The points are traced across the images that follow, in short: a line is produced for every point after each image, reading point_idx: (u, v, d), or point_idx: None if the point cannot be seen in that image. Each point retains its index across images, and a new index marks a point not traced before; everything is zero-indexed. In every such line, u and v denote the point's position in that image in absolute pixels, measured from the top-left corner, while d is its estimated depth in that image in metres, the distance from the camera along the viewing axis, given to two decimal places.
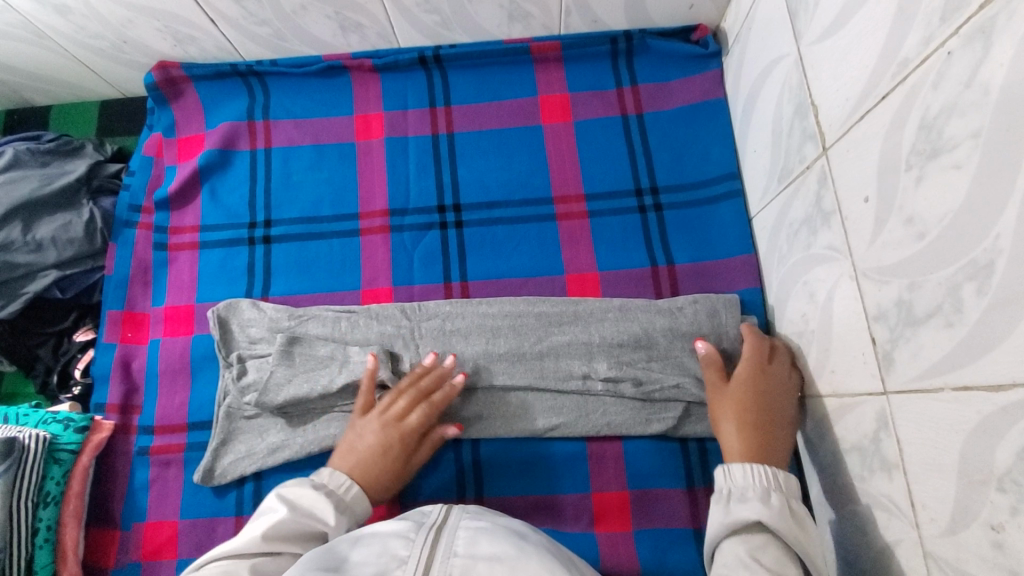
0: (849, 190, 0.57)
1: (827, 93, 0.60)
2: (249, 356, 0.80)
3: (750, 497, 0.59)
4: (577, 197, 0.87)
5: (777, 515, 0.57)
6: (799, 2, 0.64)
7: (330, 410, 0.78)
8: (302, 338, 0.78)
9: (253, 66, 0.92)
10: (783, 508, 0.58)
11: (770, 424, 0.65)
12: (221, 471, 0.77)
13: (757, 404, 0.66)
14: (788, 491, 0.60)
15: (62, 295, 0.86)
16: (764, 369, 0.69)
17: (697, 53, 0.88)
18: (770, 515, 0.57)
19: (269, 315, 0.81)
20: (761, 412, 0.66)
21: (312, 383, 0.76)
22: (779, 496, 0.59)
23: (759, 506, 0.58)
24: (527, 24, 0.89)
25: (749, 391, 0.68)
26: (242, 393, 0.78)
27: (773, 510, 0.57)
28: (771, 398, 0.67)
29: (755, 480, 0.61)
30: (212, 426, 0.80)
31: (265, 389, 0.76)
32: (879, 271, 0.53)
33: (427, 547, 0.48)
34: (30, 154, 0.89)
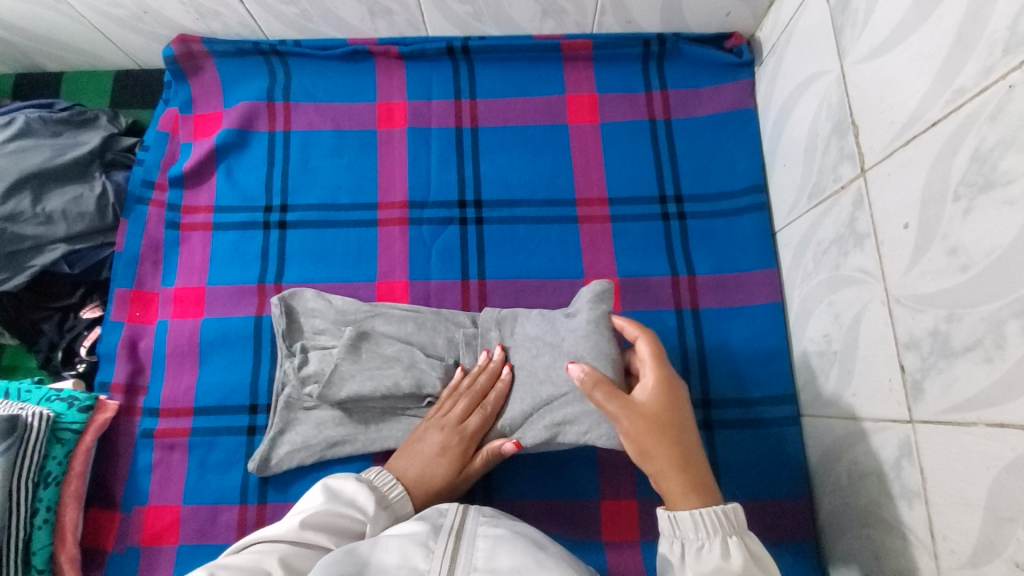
0: (886, 215, 0.57)
1: (870, 113, 0.59)
2: (312, 347, 0.78)
3: (709, 556, 0.51)
4: (601, 200, 0.86)
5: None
6: (846, 18, 0.63)
7: (393, 410, 0.76)
8: (369, 334, 0.77)
9: (276, 45, 0.90)
10: (741, 562, 0.50)
11: (684, 436, 0.58)
12: (276, 461, 0.75)
13: (665, 418, 0.59)
14: (739, 526, 0.53)
15: (70, 270, 0.83)
16: (670, 382, 0.62)
17: (731, 61, 0.87)
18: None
19: (336, 306, 0.79)
20: (672, 426, 0.59)
21: (376, 381, 0.73)
22: (739, 543, 0.51)
23: (723, 569, 0.49)
24: (559, 20, 0.87)
25: (657, 408, 0.59)
26: (304, 378, 0.76)
27: (746, 572, 0.49)
28: (684, 408, 0.61)
29: (712, 526, 0.52)
30: (244, 412, 0.79)
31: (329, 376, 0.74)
32: (914, 299, 0.53)
33: (447, 560, 0.48)
34: (41, 122, 0.86)
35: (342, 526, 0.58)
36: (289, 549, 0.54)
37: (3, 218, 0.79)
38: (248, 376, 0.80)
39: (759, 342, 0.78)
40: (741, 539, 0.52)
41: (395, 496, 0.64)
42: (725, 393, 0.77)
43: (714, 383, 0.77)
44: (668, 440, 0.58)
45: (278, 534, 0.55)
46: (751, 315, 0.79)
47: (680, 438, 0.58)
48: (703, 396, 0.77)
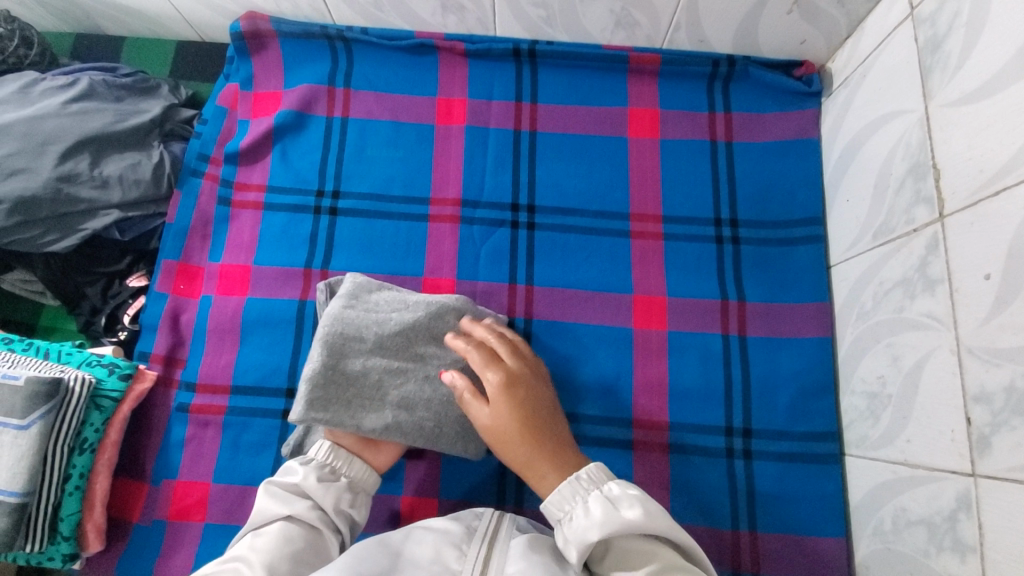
0: (964, 263, 0.56)
1: (953, 158, 0.59)
2: (343, 325, 0.70)
3: (577, 518, 0.53)
4: (654, 216, 0.85)
5: (610, 519, 0.51)
6: (935, 60, 0.62)
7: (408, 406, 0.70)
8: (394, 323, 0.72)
9: (343, 30, 0.90)
10: (604, 513, 0.51)
11: (548, 429, 0.62)
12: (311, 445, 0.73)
13: (523, 420, 0.62)
14: (597, 480, 0.55)
15: (121, 236, 0.83)
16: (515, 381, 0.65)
17: (799, 89, 0.86)
18: (608, 524, 0.50)
19: (364, 288, 0.74)
20: (541, 423, 0.63)
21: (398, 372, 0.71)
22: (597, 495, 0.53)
23: (591, 522, 0.51)
24: (631, 33, 0.87)
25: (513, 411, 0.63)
26: (358, 350, 0.70)
27: (605, 517, 0.51)
28: (540, 406, 0.64)
29: (572, 494, 0.55)
30: (281, 396, 0.78)
31: (384, 350, 0.71)
32: (990, 352, 0.52)
33: (479, 563, 0.51)
34: (105, 86, 0.86)
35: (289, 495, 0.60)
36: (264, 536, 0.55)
37: (59, 178, 0.78)
38: (286, 360, 0.79)
39: (805, 376, 0.77)
40: (602, 491, 0.54)
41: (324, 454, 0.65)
42: (767, 425, 0.76)
43: (757, 413, 0.77)
44: (534, 440, 0.61)
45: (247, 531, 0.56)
46: (799, 347, 0.78)
47: (540, 433, 0.62)
48: (744, 425, 0.76)
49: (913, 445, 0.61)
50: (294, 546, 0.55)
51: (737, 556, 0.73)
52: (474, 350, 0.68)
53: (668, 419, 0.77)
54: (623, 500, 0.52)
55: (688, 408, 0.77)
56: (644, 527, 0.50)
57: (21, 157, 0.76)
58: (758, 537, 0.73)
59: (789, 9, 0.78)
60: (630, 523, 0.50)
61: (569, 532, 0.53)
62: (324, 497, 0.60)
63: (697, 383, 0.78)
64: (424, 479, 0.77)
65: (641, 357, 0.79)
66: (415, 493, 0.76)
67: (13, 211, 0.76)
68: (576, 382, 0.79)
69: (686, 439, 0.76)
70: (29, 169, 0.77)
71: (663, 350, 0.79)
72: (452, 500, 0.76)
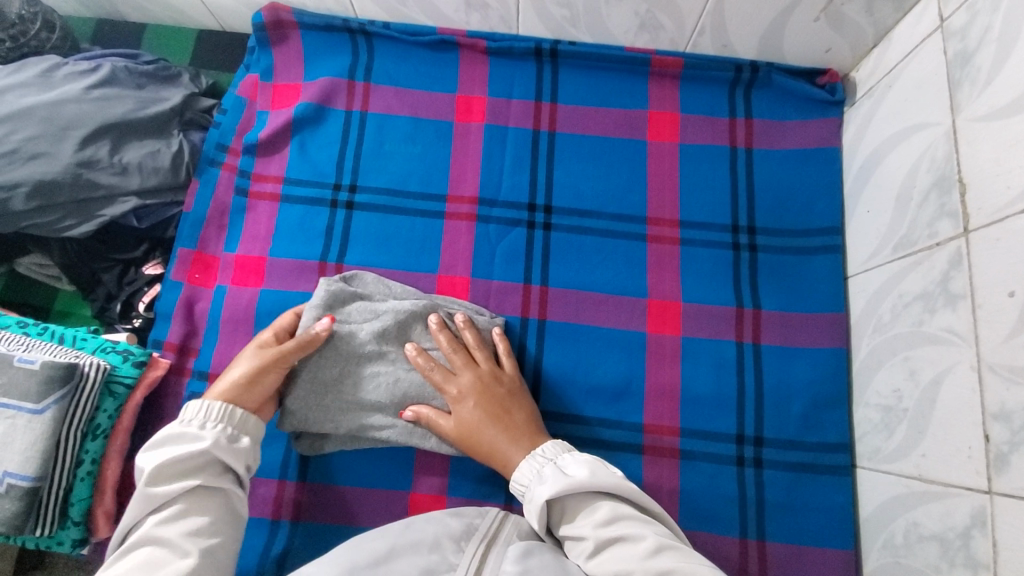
0: (986, 279, 0.56)
1: (979, 173, 0.58)
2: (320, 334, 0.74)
3: (535, 486, 0.60)
4: (672, 221, 0.85)
5: (560, 479, 0.58)
6: (964, 73, 0.62)
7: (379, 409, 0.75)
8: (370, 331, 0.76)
9: (365, 24, 0.90)
10: (555, 475, 0.58)
11: (512, 415, 0.71)
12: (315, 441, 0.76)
13: (488, 408, 0.71)
14: (553, 454, 0.63)
15: (138, 224, 0.83)
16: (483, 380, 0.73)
17: (822, 98, 0.86)
18: (560, 485, 0.57)
19: (339, 294, 0.76)
20: (500, 410, 0.71)
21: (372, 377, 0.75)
22: (551, 464, 0.61)
23: (544, 484, 0.58)
24: (655, 35, 0.86)
25: (479, 403, 0.72)
26: (334, 358, 0.75)
27: (558, 479, 0.58)
28: (508, 395, 0.73)
29: (531, 469, 0.62)
30: None
31: (358, 357, 0.76)
32: (1010, 370, 0.52)
33: (477, 559, 0.53)
34: (127, 73, 0.86)
35: (192, 461, 0.58)
36: (170, 513, 0.56)
37: (79, 164, 0.78)
38: None
39: (819, 387, 0.77)
40: (557, 462, 0.61)
41: (208, 416, 0.62)
42: (780, 434, 0.76)
43: (770, 422, 0.76)
44: (505, 430, 0.70)
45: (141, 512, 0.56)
46: (814, 358, 0.78)
47: (504, 419, 0.71)
48: (756, 434, 0.76)
49: (928, 460, 0.61)
50: (207, 515, 0.57)
51: (743, 564, 0.73)
52: (435, 366, 0.75)
53: (680, 424, 0.77)
54: (574, 465, 0.60)
55: (700, 415, 0.77)
56: (591, 482, 0.56)
57: (42, 142, 0.77)
58: (765, 546, 0.73)
59: (816, 16, 0.77)
60: (576, 480, 0.57)
61: (530, 501, 0.59)
62: (235, 462, 0.61)
63: (710, 390, 0.78)
64: (433, 477, 0.77)
65: (654, 362, 0.79)
66: (423, 490, 0.76)
67: (33, 195, 0.76)
68: (588, 385, 0.79)
69: (697, 446, 0.76)
70: (49, 154, 0.77)
71: (677, 355, 0.79)
72: (460, 498, 0.76)
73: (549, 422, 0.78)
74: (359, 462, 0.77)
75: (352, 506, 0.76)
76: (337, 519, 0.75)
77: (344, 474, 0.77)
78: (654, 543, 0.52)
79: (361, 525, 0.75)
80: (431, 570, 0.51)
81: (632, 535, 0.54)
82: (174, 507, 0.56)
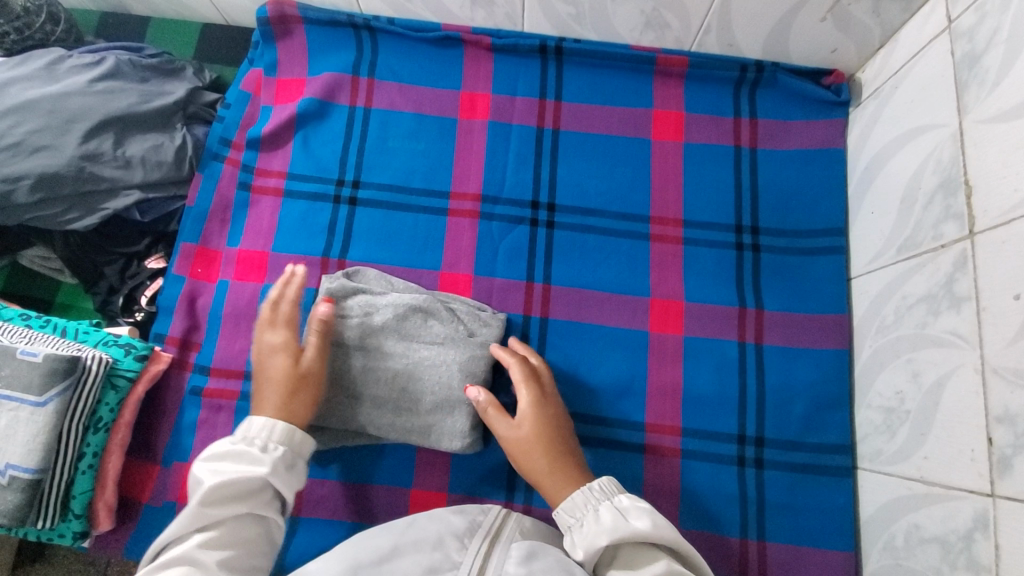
0: (991, 282, 0.56)
1: (985, 175, 0.58)
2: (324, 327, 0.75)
3: (588, 525, 0.58)
4: (675, 220, 0.84)
5: (620, 527, 0.56)
6: (972, 74, 0.61)
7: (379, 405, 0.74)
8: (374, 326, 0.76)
9: (370, 20, 0.90)
10: (614, 521, 0.56)
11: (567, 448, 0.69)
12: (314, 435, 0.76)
13: (549, 432, 0.69)
14: (609, 492, 0.61)
15: (141, 218, 0.83)
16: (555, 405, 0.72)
17: (827, 98, 0.86)
18: (619, 534, 0.55)
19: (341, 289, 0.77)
20: (559, 437, 0.69)
21: (375, 371, 0.75)
22: (609, 505, 0.58)
23: (602, 529, 0.56)
24: (660, 34, 0.86)
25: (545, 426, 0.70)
26: (338, 351, 0.75)
27: (615, 525, 0.56)
28: (565, 426, 0.71)
29: (583, 502, 0.60)
30: None
31: (360, 351, 0.75)
32: (1015, 373, 0.52)
33: (479, 557, 0.52)
34: (131, 66, 0.86)
35: (247, 485, 0.59)
36: (210, 535, 0.56)
37: (83, 157, 0.78)
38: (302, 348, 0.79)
39: (821, 388, 0.76)
40: (613, 502, 0.59)
41: (277, 438, 0.64)
42: (781, 435, 0.76)
43: (771, 423, 0.76)
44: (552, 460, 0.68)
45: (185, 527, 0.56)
46: (816, 359, 0.78)
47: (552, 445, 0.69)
48: (757, 434, 0.76)
49: (930, 462, 0.61)
50: (241, 542, 0.58)
51: (743, 564, 0.73)
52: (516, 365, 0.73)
53: (681, 424, 0.77)
54: (631, 510, 0.57)
55: (702, 414, 0.77)
56: (653, 536, 0.55)
57: (46, 134, 0.76)
58: (766, 546, 0.73)
59: (822, 16, 0.77)
60: (638, 531, 0.55)
61: (579, 538, 0.58)
62: (286, 492, 0.62)
63: (711, 390, 0.78)
64: (433, 473, 0.77)
65: (656, 361, 0.79)
66: (424, 487, 0.76)
67: (36, 188, 0.76)
68: (590, 383, 0.79)
69: (699, 445, 0.76)
70: (53, 146, 0.77)
71: (679, 355, 0.79)
72: (461, 495, 0.76)
73: None
74: (360, 458, 0.77)
75: (352, 502, 0.76)
76: (336, 515, 0.75)
77: (344, 470, 0.77)
78: None
79: (361, 521, 0.75)
80: (435, 568, 0.50)
81: None
82: (219, 528, 0.57)
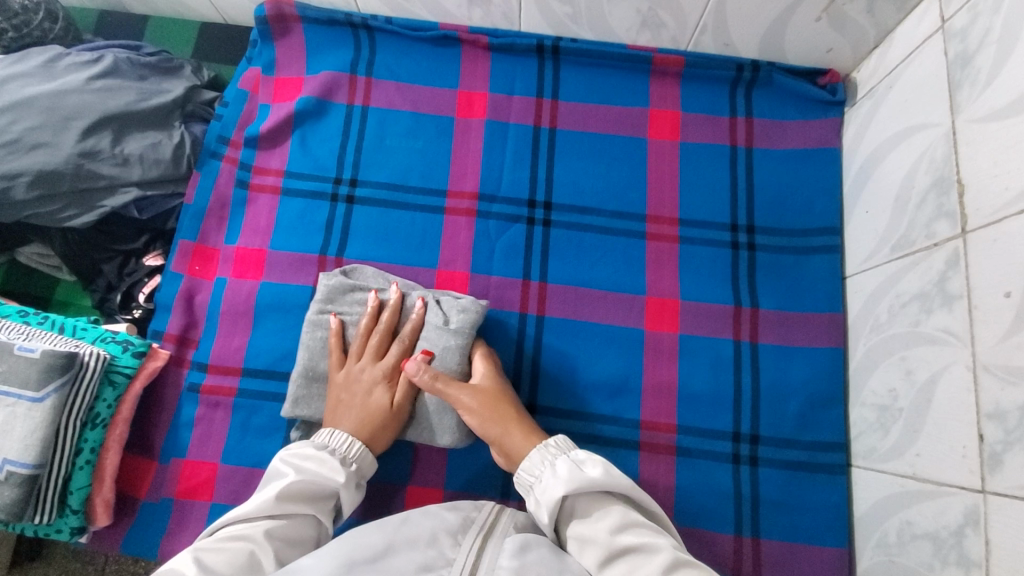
0: (983, 280, 0.56)
1: (977, 174, 0.58)
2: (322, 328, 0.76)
3: (546, 480, 0.59)
4: (671, 219, 0.85)
5: (575, 477, 0.57)
6: (965, 74, 0.62)
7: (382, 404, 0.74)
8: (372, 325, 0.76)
9: (367, 19, 0.90)
10: (569, 472, 0.57)
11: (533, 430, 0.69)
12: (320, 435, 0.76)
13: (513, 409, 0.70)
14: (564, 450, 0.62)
15: (138, 215, 0.84)
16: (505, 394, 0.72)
17: (823, 98, 0.86)
18: (574, 481, 0.56)
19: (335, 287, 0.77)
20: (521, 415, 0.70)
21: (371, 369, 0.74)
22: (564, 458, 0.60)
23: (557, 480, 0.57)
24: (657, 33, 0.87)
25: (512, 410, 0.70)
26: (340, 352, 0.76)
27: (571, 475, 0.57)
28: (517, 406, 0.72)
29: (540, 460, 0.61)
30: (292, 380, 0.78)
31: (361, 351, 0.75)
32: (1005, 370, 0.52)
33: (474, 554, 0.52)
34: (129, 64, 0.86)
35: (320, 489, 0.61)
36: (274, 524, 0.57)
37: (81, 154, 0.78)
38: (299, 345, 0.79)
39: (815, 385, 0.77)
40: (568, 455, 0.60)
41: (354, 455, 0.67)
42: (776, 432, 0.76)
43: (766, 420, 0.77)
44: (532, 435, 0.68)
45: (257, 509, 0.56)
46: (810, 357, 0.78)
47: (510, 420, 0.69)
48: (752, 431, 0.76)
49: (923, 459, 0.61)
50: (299, 540, 0.59)
51: (737, 560, 0.73)
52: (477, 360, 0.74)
53: (676, 421, 0.77)
54: (586, 462, 0.59)
55: (697, 412, 0.77)
56: (607, 482, 0.56)
57: (43, 132, 0.77)
58: (760, 543, 0.73)
59: (817, 16, 0.77)
60: (593, 480, 0.56)
61: (540, 493, 0.59)
62: (346, 505, 0.64)
63: (706, 387, 0.78)
64: (430, 470, 0.77)
65: (651, 359, 0.79)
66: (420, 483, 0.77)
67: (34, 185, 0.76)
68: (586, 381, 0.79)
69: (694, 442, 0.76)
70: (51, 144, 0.77)
71: (674, 352, 0.79)
72: (457, 491, 0.76)
73: (545, 418, 0.78)
74: None
75: None
76: None
77: None
78: (671, 558, 0.51)
79: (357, 518, 0.75)
80: (429, 566, 0.50)
81: (647, 544, 0.52)
82: (287, 521, 0.58)
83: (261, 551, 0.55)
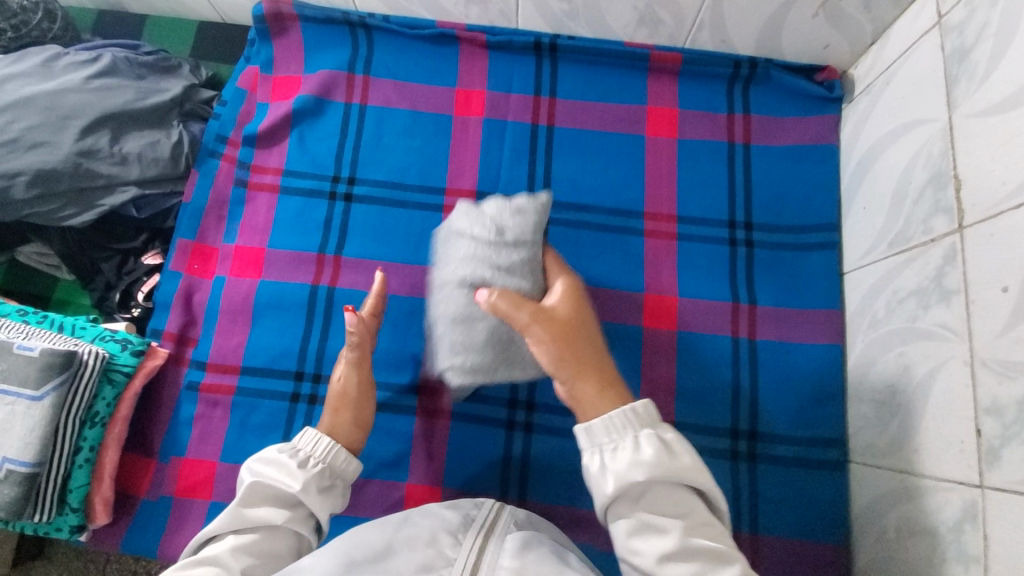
0: (980, 276, 0.56)
1: (974, 168, 0.58)
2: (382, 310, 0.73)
3: (625, 452, 0.50)
4: (669, 216, 0.85)
5: (662, 463, 0.49)
6: (962, 69, 0.62)
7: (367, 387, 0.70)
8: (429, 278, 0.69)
9: (365, 17, 0.90)
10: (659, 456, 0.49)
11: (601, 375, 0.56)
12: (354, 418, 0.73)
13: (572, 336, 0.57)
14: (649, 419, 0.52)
15: (137, 214, 0.84)
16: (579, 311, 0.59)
17: (820, 94, 0.86)
18: (660, 469, 0.49)
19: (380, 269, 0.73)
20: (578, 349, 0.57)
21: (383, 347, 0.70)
22: (651, 435, 0.51)
23: (642, 461, 0.49)
24: (654, 30, 0.87)
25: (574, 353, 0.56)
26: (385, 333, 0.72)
27: (658, 460, 0.49)
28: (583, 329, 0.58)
29: (622, 426, 0.51)
30: (291, 378, 0.78)
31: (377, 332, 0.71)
32: (1004, 364, 0.52)
33: (473, 556, 0.51)
34: (127, 63, 0.86)
35: (285, 497, 0.56)
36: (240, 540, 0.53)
37: (79, 153, 0.78)
38: (298, 343, 0.79)
39: (814, 381, 0.77)
40: (653, 432, 0.51)
41: (322, 452, 0.59)
42: (774, 429, 0.76)
43: (764, 417, 0.77)
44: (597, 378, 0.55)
45: (218, 525, 0.53)
46: (808, 354, 0.78)
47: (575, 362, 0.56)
48: (750, 428, 0.76)
49: (921, 455, 0.61)
50: (273, 552, 0.54)
51: None
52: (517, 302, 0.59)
53: (675, 418, 0.77)
54: (671, 445, 0.51)
55: (695, 409, 0.77)
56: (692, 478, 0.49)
57: (42, 131, 0.77)
58: (759, 540, 0.73)
59: (814, 13, 0.77)
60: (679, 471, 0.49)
61: (613, 467, 0.50)
62: (321, 510, 0.57)
63: (704, 384, 0.78)
64: (429, 468, 0.77)
65: (649, 356, 0.79)
66: (419, 481, 0.77)
67: (33, 184, 0.76)
68: None
69: (692, 439, 0.76)
70: (49, 143, 0.77)
71: (672, 349, 0.79)
72: (456, 489, 0.76)
73: (544, 416, 0.78)
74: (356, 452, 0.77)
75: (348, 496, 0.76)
76: None
77: None
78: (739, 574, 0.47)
79: (357, 516, 0.76)
80: (429, 565, 0.49)
81: (716, 553, 0.48)
82: (254, 535, 0.53)
83: (227, 573, 0.50)
